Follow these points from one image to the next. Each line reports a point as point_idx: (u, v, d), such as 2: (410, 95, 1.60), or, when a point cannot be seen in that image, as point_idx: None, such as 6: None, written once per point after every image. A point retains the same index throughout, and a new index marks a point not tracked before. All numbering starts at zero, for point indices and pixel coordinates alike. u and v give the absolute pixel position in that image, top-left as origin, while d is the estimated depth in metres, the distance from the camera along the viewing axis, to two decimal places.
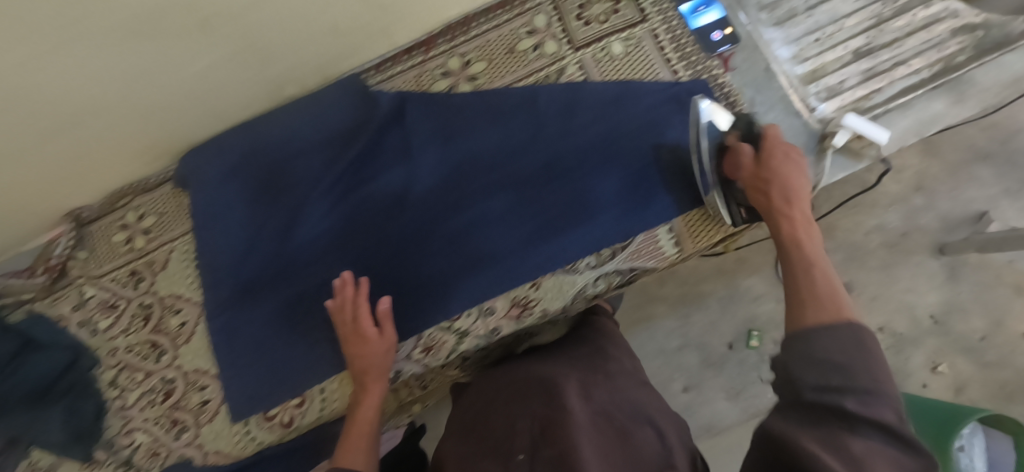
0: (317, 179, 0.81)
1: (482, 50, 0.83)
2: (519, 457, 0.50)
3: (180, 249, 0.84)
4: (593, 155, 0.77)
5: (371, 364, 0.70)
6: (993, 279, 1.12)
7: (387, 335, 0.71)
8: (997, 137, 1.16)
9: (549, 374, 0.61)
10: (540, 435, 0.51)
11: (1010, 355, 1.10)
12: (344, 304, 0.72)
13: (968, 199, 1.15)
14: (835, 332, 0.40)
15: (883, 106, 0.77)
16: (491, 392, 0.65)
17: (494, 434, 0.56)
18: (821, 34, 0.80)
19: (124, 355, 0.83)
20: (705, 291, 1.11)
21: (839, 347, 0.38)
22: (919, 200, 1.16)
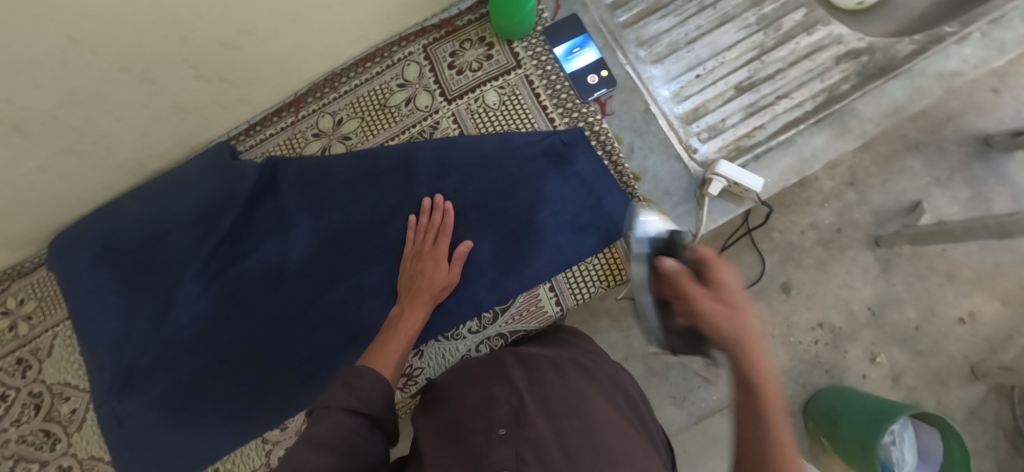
0: (189, 258, 0.78)
1: (353, 106, 0.80)
2: (500, 431, 0.37)
3: (63, 334, 0.83)
4: (468, 217, 0.74)
5: (429, 286, 0.69)
6: (926, 269, 1.06)
7: (455, 273, 0.71)
8: (928, 125, 1.10)
9: (533, 356, 0.51)
10: (523, 410, 0.39)
11: (941, 343, 1.04)
12: (427, 227, 0.73)
13: (899, 190, 1.08)
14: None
15: (764, 144, 0.75)
16: (460, 371, 0.54)
17: (466, 403, 0.44)
18: (702, 69, 0.78)
19: (18, 446, 0.81)
20: None
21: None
22: (852, 194, 1.09)
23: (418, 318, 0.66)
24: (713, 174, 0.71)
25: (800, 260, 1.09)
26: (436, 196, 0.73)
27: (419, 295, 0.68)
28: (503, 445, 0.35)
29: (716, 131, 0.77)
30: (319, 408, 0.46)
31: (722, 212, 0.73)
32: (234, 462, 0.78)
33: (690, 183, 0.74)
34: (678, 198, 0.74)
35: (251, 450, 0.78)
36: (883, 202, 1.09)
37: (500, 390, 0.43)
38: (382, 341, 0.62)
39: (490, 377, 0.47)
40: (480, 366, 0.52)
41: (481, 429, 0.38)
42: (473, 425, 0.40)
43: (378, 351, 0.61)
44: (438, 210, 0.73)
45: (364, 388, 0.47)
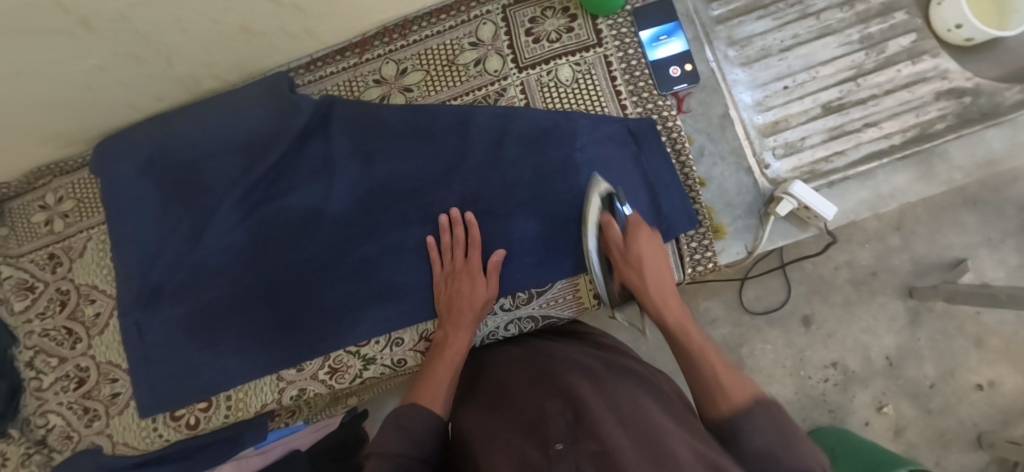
0: (232, 184, 0.78)
1: (420, 58, 0.77)
2: (558, 446, 0.39)
3: (97, 238, 0.83)
4: (516, 194, 0.72)
5: (464, 306, 0.68)
6: (955, 330, 1.04)
7: (492, 287, 0.71)
8: (991, 183, 1.05)
9: (586, 368, 0.53)
10: (577, 423, 0.42)
11: (953, 405, 1.02)
12: (455, 246, 0.72)
13: (945, 244, 1.05)
14: (791, 442, 0.41)
15: (842, 172, 0.71)
16: (509, 382, 0.56)
17: (521, 418, 0.47)
18: (791, 81, 0.73)
19: (40, 339, 0.83)
20: None
21: (765, 435, 0.42)
22: (897, 240, 1.06)
23: (462, 342, 0.66)
24: (784, 194, 0.67)
25: (828, 296, 1.08)
26: (453, 210, 0.72)
27: (460, 318, 0.67)
28: (562, 459, 0.38)
29: (793, 149, 0.72)
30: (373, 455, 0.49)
31: (784, 235, 0.71)
32: (247, 392, 0.78)
33: (756, 199, 0.71)
34: (740, 212, 0.71)
35: (265, 384, 0.78)
36: (927, 253, 1.05)
37: (551, 404, 0.46)
38: (429, 369, 0.62)
39: (541, 391, 0.50)
40: (528, 374, 0.56)
41: (540, 446, 0.41)
42: (529, 439, 0.43)
43: (427, 376, 0.61)
44: (460, 224, 0.72)
45: (410, 429, 0.51)
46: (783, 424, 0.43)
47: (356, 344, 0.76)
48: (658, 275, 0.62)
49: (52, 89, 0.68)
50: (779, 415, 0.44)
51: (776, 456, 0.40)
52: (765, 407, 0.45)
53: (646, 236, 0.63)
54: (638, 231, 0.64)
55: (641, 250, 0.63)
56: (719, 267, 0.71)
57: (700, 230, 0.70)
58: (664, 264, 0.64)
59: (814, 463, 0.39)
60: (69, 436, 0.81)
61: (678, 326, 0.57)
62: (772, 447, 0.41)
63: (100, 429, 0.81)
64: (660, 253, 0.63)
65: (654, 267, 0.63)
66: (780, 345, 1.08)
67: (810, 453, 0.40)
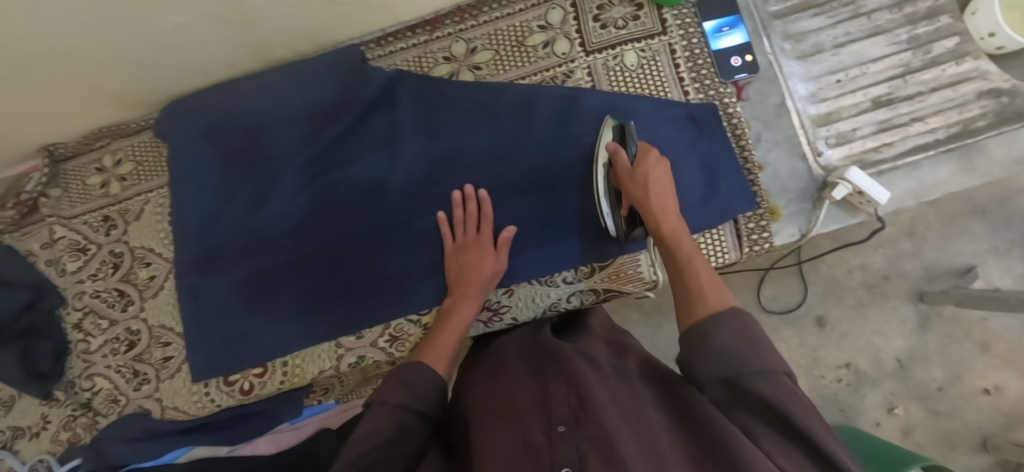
0: (296, 153, 0.79)
1: (490, 38, 0.79)
2: (559, 428, 0.43)
3: (156, 202, 0.83)
4: (581, 173, 0.75)
5: (473, 276, 0.70)
6: (961, 334, 1.08)
7: (502, 260, 0.72)
8: (998, 194, 1.10)
9: (589, 355, 0.57)
10: (580, 408, 0.45)
11: (959, 408, 1.06)
12: (466, 218, 0.74)
13: (955, 252, 1.10)
14: (756, 345, 0.44)
15: (890, 162, 0.75)
16: (515, 362, 0.59)
17: (528, 396, 0.50)
18: (843, 75, 0.77)
19: (91, 300, 0.82)
20: None
21: (738, 344, 0.44)
22: (908, 245, 1.11)
23: (470, 311, 0.68)
24: (839, 179, 0.71)
25: (841, 297, 1.12)
26: (466, 186, 0.74)
27: (469, 288, 0.70)
28: (562, 443, 0.41)
29: (845, 139, 0.76)
30: (376, 404, 0.53)
31: (835, 219, 0.74)
32: (304, 359, 0.78)
33: (810, 184, 0.75)
34: (795, 196, 0.75)
35: (323, 351, 0.78)
36: (937, 259, 1.10)
37: (557, 386, 0.49)
38: (435, 336, 0.65)
39: (546, 373, 0.53)
40: (534, 359, 0.58)
41: (544, 427, 0.44)
42: (533, 419, 0.46)
43: (431, 345, 0.64)
44: (472, 199, 0.74)
45: (417, 384, 0.55)
46: (755, 334, 0.46)
47: (418, 312, 0.77)
48: (662, 191, 0.62)
49: (133, 46, 0.67)
50: (751, 324, 0.46)
51: (744, 356, 0.43)
52: (739, 316, 0.47)
53: (655, 159, 0.63)
54: (652, 158, 0.64)
55: (649, 171, 0.63)
56: (773, 248, 0.74)
57: (757, 211, 0.73)
58: (670, 185, 0.64)
59: (816, 425, 0.39)
60: (116, 400, 0.81)
61: (675, 234, 0.59)
62: (739, 350, 0.44)
63: (149, 393, 0.80)
64: (665, 173, 0.63)
65: (659, 180, 0.63)
66: (794, 344, 1.12)
67: (773, 354, 0.44)
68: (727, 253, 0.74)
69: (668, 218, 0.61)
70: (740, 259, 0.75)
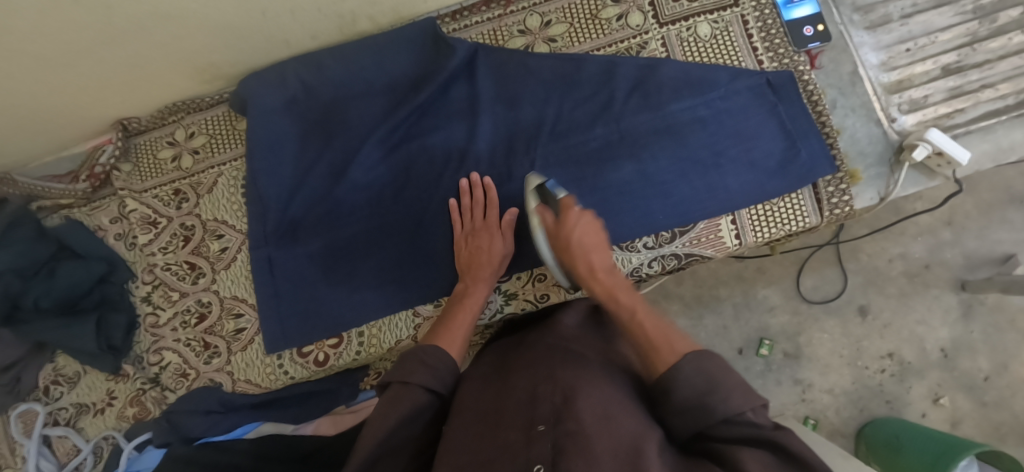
0: (374, 124, 0.80)
1: (564, 11, 0.81)
2: (539, 427, 0.41)
3: (229, 174, 0.83)
4: (661, 141, 0.75)
5: (485, 260, 0.70)
6: (1006, 323, 1.06)
7: (509, 243, 0.73)
8: None
9: (579, 354, 0.55)
10: (563, 407, 0.43)
11: (1007, 399, 1.04)
12: (475, 205, 0.74)
13: (995, 240, 1.08)
14: (716, 385, 0.42)
15: (964, 126, 0.76)
16: (512, 363, 0.57)
17: (512, 397, 0.48)
18: (912, 44, 0.79)
19: (161, 272, 0.82)
20: (721, 295, 1.13)
21: (701, 380, 0.43)
22: (948, 234, 1.09)
23: (482, 294, 0.68)
24: (919, 140, 0.71)
25: (883, 287, 1.10)
26: (473, 174, 0.75)
27: (481, 272, 0.69)
28: (540, 441, 0.40)
29: (917, 106, 0.77)
30: (398, 383, 0.52)
31: (915, 183, 0.75)
32: (381, 328, 0.77)
33: (886, 148, 0.75)
34: (872, 160, 0.75)
35: (400, 320, 0.77)
36: (976, 248, 1.08)
37: (543, 385, 0.47)
38: (449, 318, 0.65)
39: (534, 372, 0.51)
40: (523, 359, 0.57)
41: (524, 426, 0.43)
42: (511, 422, 0.44)
43: (447, 326, 0.63)
44: (478, 187, 0.75)
45: (439, 368, 0.54)
46: (715, 373, 0.43)
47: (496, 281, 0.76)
48: (590, 247, 0.65)
49: (228, 12, 0.68)
50: (710, 363, 0.44)
51: (710, 395, 0.42)
52: (703, 358, 0.45)
53: (580, 217, 0.66)
54: (578, 221, 0.67)
55: (575, 228, 0.66)
56: (854, 211, 0.74)
57: (836, 175, 0.74)
58: (599, 239, 0.67)
59: (744, 406, 0.41)
60: (185, 374, 0.79)
61: (610, 294, 0.62)
62: (704, 395, 0.42)
63: (220, 366, 0.79)
64: (594, 228, 0.66)
65: (587, 236, 0.66)
66: (837, 334, 1.10)
67: (735, 391, 0.42)
68: (809, 216, 0.74)
69: (603, 273, 0.64)
70: (820, 224, 0.75)
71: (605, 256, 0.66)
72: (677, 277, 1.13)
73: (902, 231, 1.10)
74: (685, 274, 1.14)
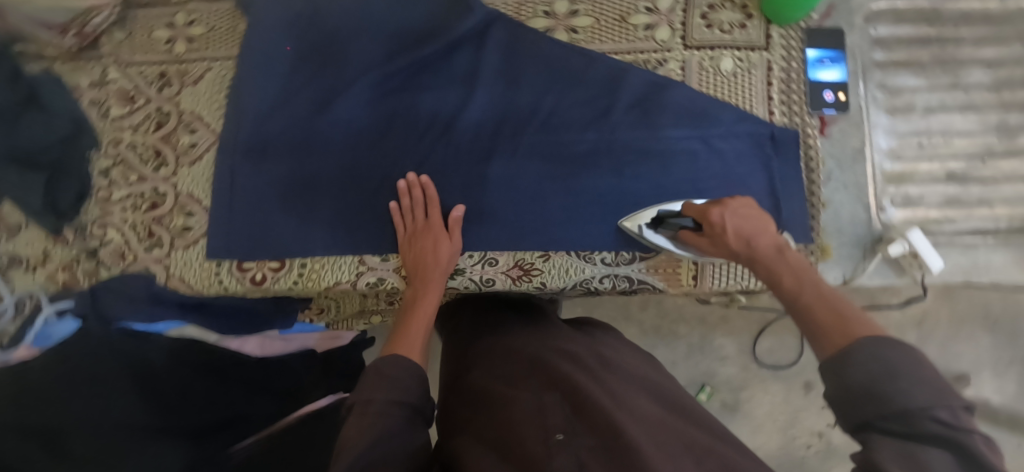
0: (373, 65, 0.78)
1: (594, 5, 0.79)
2: (557, 437, 0.47)
3: (218, 72, 0.81)
4: (648, 165, 0.73)
5: (433, 263, 0.69)
6: None
7: (456, 241, 0.72)
8: (1013, 310, 1.08)
9: (573, 353, 0.61)
10: (573, 416, 0.49)
11: None
12: (417, 207, 0.72)
13: (954, 356, 1.08)
14: (899, 376, 0.33)
15: (947, 236, 0.76)
16: (511, 365, 0.62)
17: (517, 405, 0.53)
18: (926, 140, 0.77)
19: (126, 151, 0.81)
20: (678, 332, 1.13)
21: (875, 365, 0.34)
22: (913, 337, 1.09)
23: (434, 295, 0.68)
24: (900, 236, 0.72)
25: None
26: (408, 174, 0.73)
27: (428, 274, 0.69)
28: (563, 451, 0.45)
29: (910, 203, 0.76)
30: (359, 404, 0.49)
31: (882, 276, 0.74)
32: (323, 265, 0.76)
33: (866, 234, 0.75)
34: (849, 241, 0.74)
35: (344, 263, 0.76)
36: (935, 358, 1.09)
37: (549, 394, 0.53)
38: (404, 326, 0.63)
39: (532, 383, 0.56)
40: (517, 365, 0.61)
41: (539, 434, 0.48)
42: (526, 427, 0.49)
43: (403, 334, 0.61)
44: (416, 187, 0.73)
45: (402, 381, 0.52)
46: (896, 362, 0.34)
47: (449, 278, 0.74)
48: (760, 230, 0.55)
49: None
50: (893, 352, 0.34)
51: (879, 384, 0.33)
52: (876, 344, 0.36)
53: (726, 212, 0.57)
54: (719, 218, 0.58)
55: (727, 225, 0.57)
56: None
57: (808, 246, 0.72)
58: (760, 219, 0.57)
59: (936, 404, 0.31)
60: (122, 256, 0.79)
61: (772, 281, 0.49)
62: (870, 386, 0.34)
63: (159, 257, 0.79)
64: (746, 215, 0.57)
65: (744, 225, 0.56)
66: (777, 400, 1.10)
67: (917, 386, 0.32)
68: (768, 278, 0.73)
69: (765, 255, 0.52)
70: None
71: (772, 233, 0.55)
72: (642, 302, 1.13)
73: None
74: (651, 302, 1.13)
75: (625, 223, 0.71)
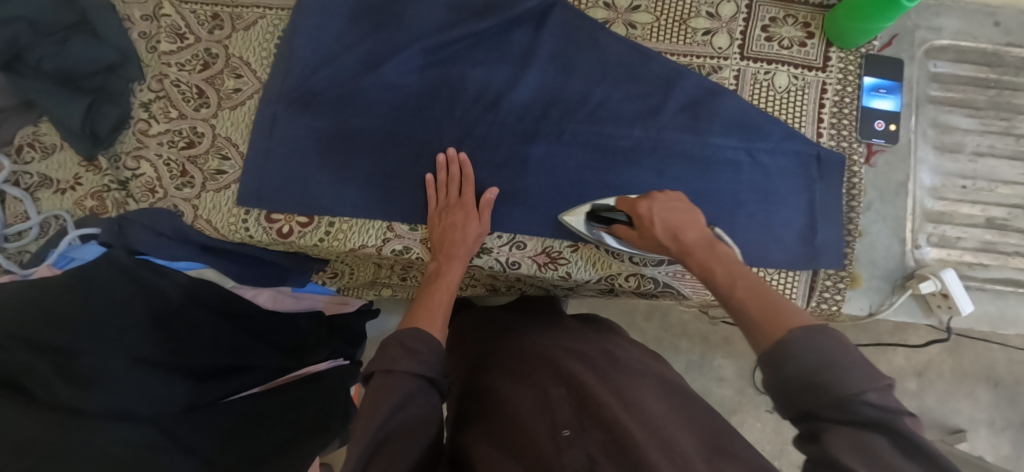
0: (426, 33, 0.77)
1: (657, 3, 0.78)
2: (564, 432, 0.46)
3: (271, 21, 0.82)
4: (688, 170, 0.73)
5: (460, 240, 0.69)
6: None
7: (485, 222, 0.72)
8: (1017, 371, 1.08)
9: (581, 352, 0.60)
10: (581, 411, 0.49)
11: None
12: (449, 182, 0.72)
13: (952, 409, 1.08)
14: (831, 368, 0.35)
15: (979, 282, 0.74)
16: (517, 361, 0.61)
17: (523, 400, 0.53)
18: (971, 183, 0.76)
19: (170, 86, 0.81)
20: (679, 348, 1.12)
21: (812, 355, 0.36)
22: (914, 384, 1.09)
23: (457, 272, 0.67)
24: (932, 274, 0.70)
25: None
26: (449, 148, 0.73)
27: (455, 249, 0.68)
28: (571, 446, 0.44)
29: (946, 243, 0.75)
30: (378, 373, 0.49)
31: (908, 312, 0.74)
32: (351, 227, 0.76)
33: (897, 269, 0.74)
34: (879, 274, 0.74)
35: (372, 227, 0.76)
36: (933, 408, 1.08)
37: (554, 388, 0.53)
38: (426, 296, 0.63)
39: (537, 377, 0.56)
40: (525, 360, 0.61)
41: (547, 429, 0.47)
42: (532, 422, 0.49)
43: (425, 308, 0.61)
44: (454, 162, 0.73)
45: (423, 353, 0.51)
46: (826, 347, 0.36)
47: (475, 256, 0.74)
48: (686, 223, 0.56)
49: None
50: (824, 339, 0.36)
51: (820, 373, 0.35)
52: (812, 334, 0.37)
53: (652, 204, 0.59)
54: (647, 211, 0.59)
55: (655, 218, 0.58)
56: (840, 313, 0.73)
57: (840, 272, 0.72)
58: (688, 212, 0.58)
59: (863, 387, 0.34)
60: (153, 191, 0.79)
61: (705, 273, 0.51)
62: (807, 379, 0.35)
63: (189, 197, 0.78)
64: (673, 208, 0.59)
65: (671, 218, 0.58)
66: (769, 428, 1.10)
67: (853, 371, 0.34)
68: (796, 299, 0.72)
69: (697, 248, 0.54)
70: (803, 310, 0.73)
71: (698, 227, 0.57)
72: (646, 312, 1.13)
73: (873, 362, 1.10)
74: (656, 313, 1.13)
75: (566, 218, 0.71)
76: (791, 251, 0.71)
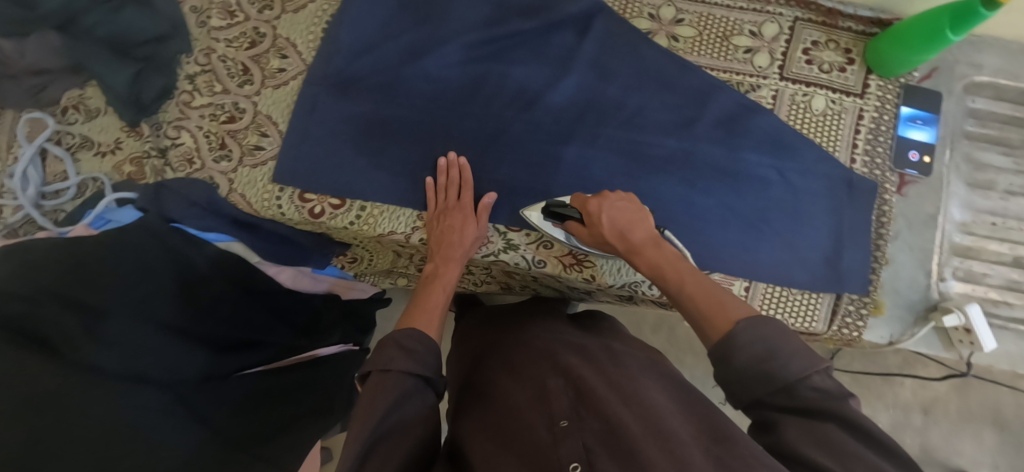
0: (471, 28, 0.79)
1: (700, 18, 0.79)
2: (563, 423, 0.44)
3: (319, 5, 0.84)
4: (719, 184, 0.73)
5: (455, 243, 0.70)
6: None
7: (482, 226, 0.73)
8: None
9: (582, 347, 0.58)
10: (580, 401, 0.46)
11: None
12: (449, 185, 0.74)
13: (957, 448, 1.07)
14: (775, 356, 0.38)
15: (1002, 320, 0.74)
16: (517, 359, 0.60)
17: (522, 396, 0.51)
18: (1000, 220, 0.77)
19: (216, 61, 0.82)
20: (686, 363, 1.12)
21: (760, 346, 0.39)
22: (920, 420, 1.08)
23: (452, 275, 0.69)
24: (956, 308, 0.70)
25: None
26: (450, 154, 0.75)
27: (451, 251, 0.70)
28: (569, 437, 0.42)
29: (971, 278, 0.75)
30: (377, 371, 0.50)
31: (928, 344, 0.74)
32: (381, 213, 0.77)
33: (920, 300, 0.74)
34: (902, 304, 0.74)
35: (402, 215, 0.77)
36: (937, 445, 1.07)
37: (553, 381, 0.51)
38: (423, 297, 0.65)
39: (536, 371, 0.54)
40: (527, 356, 0.59)
41: (546, 422, 0.45)
42: (530, 417, 0.47)
43: (423, 309, 0.62)
44: (453, 166, 0.74)
45: (420, 352, 0.52)
46: (772, 337, 0.39)
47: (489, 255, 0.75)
48: (631, 222, 0.58)
49: None
50: (770, 328, 0.40)
51: (771, 358, 0.38)
52: (754, 326, 0.40)
53: (599, 202, 0.61)
54: (596, 208, 0.61)
55: (603, 216, 0.60)
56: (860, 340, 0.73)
57: (863, 298, 0.72)
58: (636, 209, 0.60)
59: (802, 368, 0.37)
60: (190, 161, 0.80)
61: (652, 272, 0.54)
62: (756, 368, 0.38)
63: (224, 170, 0.80)
64: (620, 206, 0.60)
65: (617, 216, 0.59)
66: None
67: (793, 360, 0.37)
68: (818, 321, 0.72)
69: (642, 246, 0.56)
70: (823, 333, 0.73)
71: (644, 225, 0.59)
72: (655, 324, 1.13)
73: (880, 394, 1.09)
74: (665, 326, 1.13)
75: (527, 212, 0.73)
76: (817, 273, 0.72)
